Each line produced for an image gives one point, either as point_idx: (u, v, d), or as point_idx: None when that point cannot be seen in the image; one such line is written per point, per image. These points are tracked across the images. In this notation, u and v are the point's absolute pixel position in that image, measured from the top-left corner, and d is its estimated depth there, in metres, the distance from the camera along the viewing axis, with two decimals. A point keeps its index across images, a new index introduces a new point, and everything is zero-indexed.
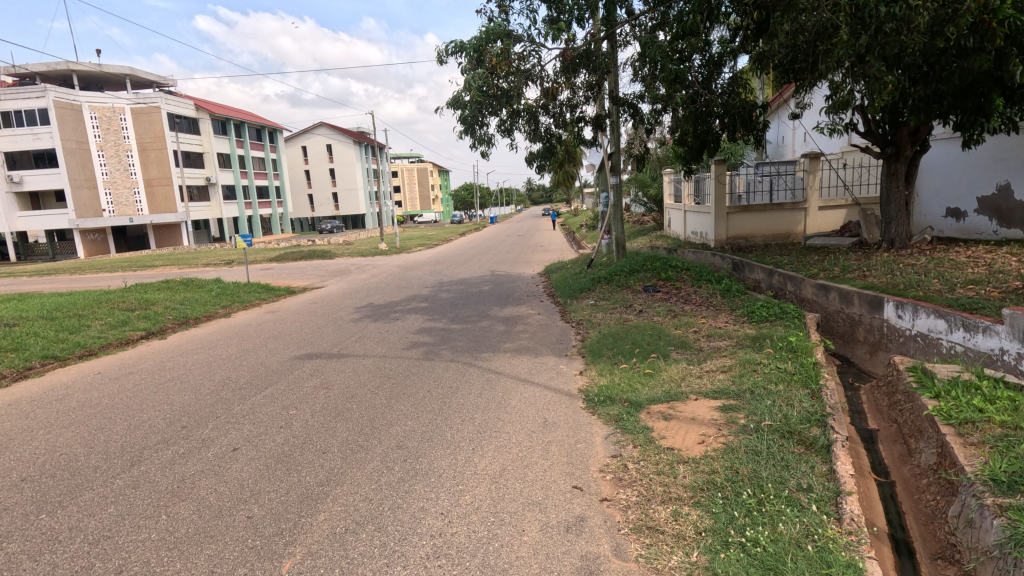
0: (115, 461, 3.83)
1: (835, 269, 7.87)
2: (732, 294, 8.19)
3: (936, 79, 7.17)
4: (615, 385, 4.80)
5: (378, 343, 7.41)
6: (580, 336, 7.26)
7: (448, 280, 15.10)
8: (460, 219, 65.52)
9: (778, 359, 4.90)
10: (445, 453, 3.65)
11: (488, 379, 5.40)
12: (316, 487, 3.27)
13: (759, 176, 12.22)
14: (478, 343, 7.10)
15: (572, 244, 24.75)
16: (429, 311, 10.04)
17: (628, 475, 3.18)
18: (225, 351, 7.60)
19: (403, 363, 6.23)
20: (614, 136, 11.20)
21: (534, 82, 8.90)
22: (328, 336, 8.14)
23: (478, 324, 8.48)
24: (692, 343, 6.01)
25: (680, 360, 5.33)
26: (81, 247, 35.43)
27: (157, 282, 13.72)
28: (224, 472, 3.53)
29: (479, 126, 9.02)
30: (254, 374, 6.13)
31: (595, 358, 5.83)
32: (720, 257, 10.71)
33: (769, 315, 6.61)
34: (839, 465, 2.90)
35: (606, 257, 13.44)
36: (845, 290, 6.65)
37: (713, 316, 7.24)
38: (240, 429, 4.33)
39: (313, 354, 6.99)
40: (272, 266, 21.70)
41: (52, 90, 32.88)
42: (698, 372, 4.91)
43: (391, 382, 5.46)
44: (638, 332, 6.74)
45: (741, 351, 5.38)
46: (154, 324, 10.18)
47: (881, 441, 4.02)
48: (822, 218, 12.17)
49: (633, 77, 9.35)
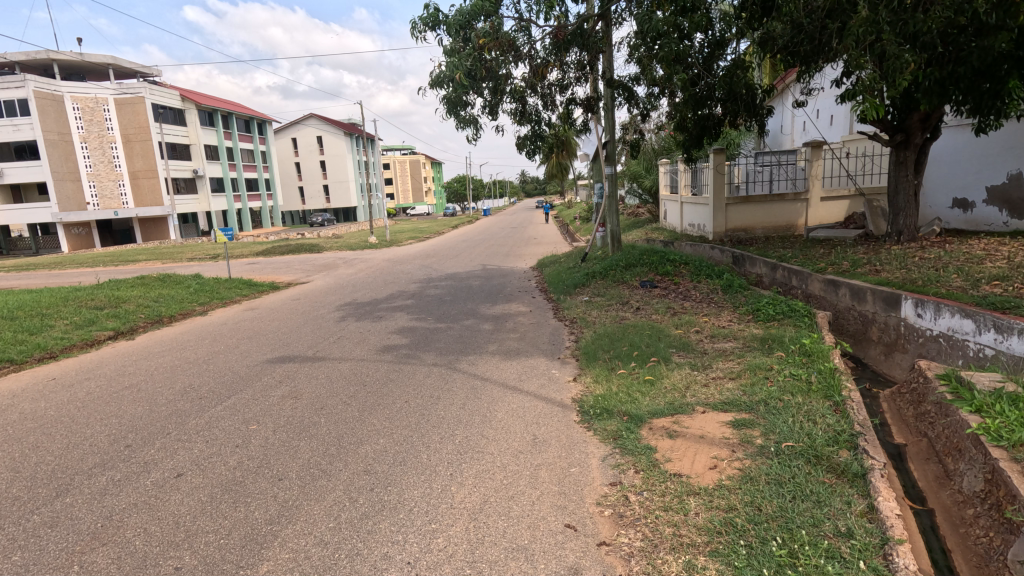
0: (39, 490, 3.33)
1: (844, 264, 7.42)
2: (734, 290, 7.78)
3: (953, 60, 6.71)
4: (612, 395, 4.33)
5: (358, 345, 6.91)
6: (574, 336, 6.78)
7: (437, 274, 14.59)
8: (453, 211, 65.03)
9: (792, 366, 4.47)
10: (419, 480, 3.18)
11: (473, 387, 4.92)
12: (264, 527, 2.78)
13: (759, 166, 11.84)
14: (465, 344, 6.61)
15: (566, 237, 24.29)
16: (415, 308, 9.54)
17: (631, 511, 2.72)
18: (193, 354, 7.07)
19: (382, 368, 5.74)
20: (608, 121, 10.70)
21: (522, 60, 8.41)
22: (305, 336, 7.61)
23: (466, 323, 7.98)
24: (694, 345, 5.56)
25: (683, 365, 4.88)
26: (64, 241, 34.60)
27: (132, 278, 13.12)
28: (160, 507, 3.04)
29: (462, 106, 8.53)
30: (219, 380, 5.61)
31: (590, 362, 5.36)
32: (720, 251, 10.24)
33: (776, 314, 6.17)
34: (881, 502, 2.43)
35: (601, 250, 12.95)
36: (857, 286, 6.21)
37: (716, 314, 6.78)
38: (191, 448, 3.83)
39: (287, 357, 6.48)
40: (258, 260, 21.08)
41: (31, 80, 31.93)
42: (704, 379, 4.46)
43: (367, 390, 4.97)
44: (636, 331, 6.28)
45: (750, 356, 4.92)
46: (124, 323, 9.63)
47: (912, 460, 3.58)
48: (824, 209, 11.75)
49: (630, 57, 8.87)
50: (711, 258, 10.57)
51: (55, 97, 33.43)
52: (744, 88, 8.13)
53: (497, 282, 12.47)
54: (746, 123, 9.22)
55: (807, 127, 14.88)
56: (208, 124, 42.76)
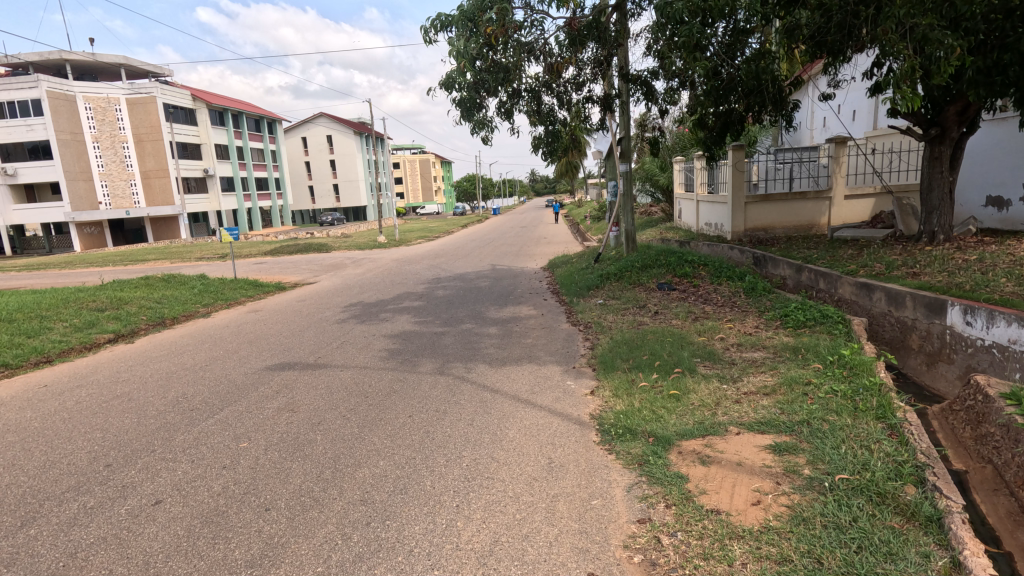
0: (3, 518, 3.03)
1: (877, 266, 6.97)
2: (757, 294, 7.38)
3: (1000, 46, 6.25)
4: (633, 413, 3.95)
5: (361, 351, 6.57)
6: (588, 342, 6.40)
7: (445, 275, 14.25)
8: (462, 210, 64.81)
9: (832, 380, 4.06)
10: (421, 514, 2.84)
11: (482, 400, 4.55)
12: (242, 571, 2.44)
13: (779, 163, 11.32)
14: (473, 351, 6.25)
15: (576, 237, 23.86)
16: (421, 311, 9.19)
17: (666, 559, 2.37)
18: (190, 359, 6.78)
19: (386, 377, 5.39)
20: (624, 118, 10.28)
21: (536, 57, 8.05)
22: (307, 341, 7.29)
23: (474, 327, 7.63)
24: (720, 354, 5.17)
25: (710, 377, 4.50)
26: (76, 241, 34.77)
27: (137, 279, 12.93)
28: (130, 542, 2.71)
29: (477, 108, 8.18)
30: (213, 390, 5.30)
31: (607, 372, 4.97)
32: (740, 251, 9.79)
33: (807, 320, 5.76)
34: (968, 556, 2.06)
35: (614, 250, 12.55)
36: (894, 290, 5.78)
37: (741, 320, 6.36)
38: (174, 470, 3.51)
39: (286, 364, 6.16)
40: (266, 260, 20.90)
41: (44, 80, 32.14)
42: (735, 395, 4.07)
43: (368, 403, 4.63)
44: (656, 338, 5.89)
45: (784, 367, 4.51)
46: (125, 325, 9.38)
47: (977, 491, 3.16)
48: (848, 208, 11.27)
49: (647, 50, 8.47)
50: (730, 258, 10.12)
51: (69, 98, 33.63)
52: (769, 80, 7.70)
53: (507, 283, 12.10)
54: (772, 117, 8.77)
55: (829, 122, 14.38)
56: (218, 124, 42.81)
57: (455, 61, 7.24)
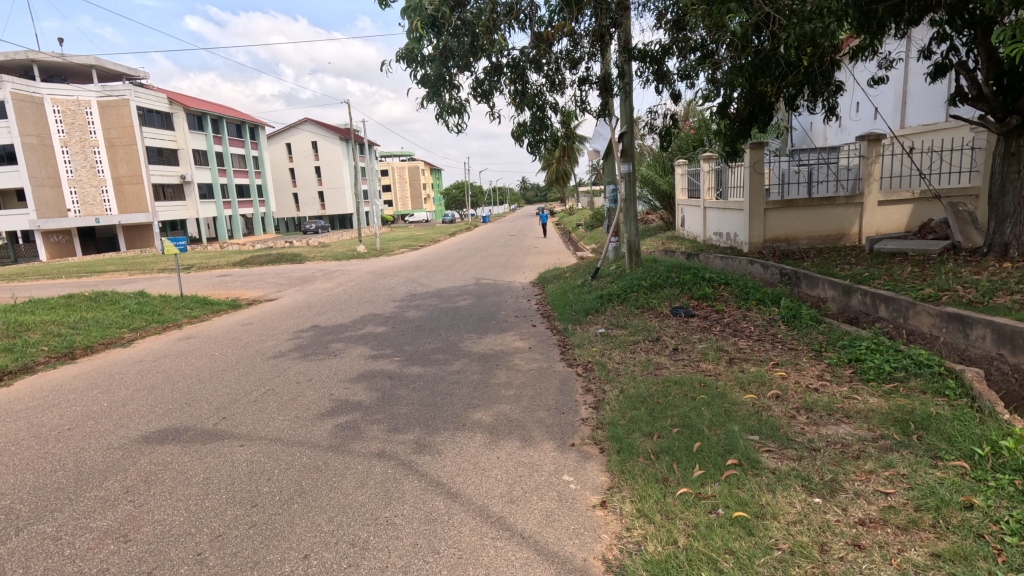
0: None
1: (962, 291, 5.37)
2: (802, 325, 5.80)
3: None
4: (680, 570, 2.28)
5: (284, 408, 4.86)
6: (590, 395, 4.78)
7: (421, 291, 12.57)
8: (451, 219, 63.48)
9: (1007, 504, 2.43)
10: None
11: (429, 521, 2.85)
12: None
13: (796, 166, 9.81)
14: (435, 410, 4.58)
15: (572, 246, 22.32)
16: (381, 341, 7.53)
17: None
18: (57, 418, 5.02)
19: (298, 463, 3.67)
20: (627, 106, 8.70)
21: (522, 24, 6.51)
22: (221, 390, 5.54)
23: (444, 369, 5.91)
24: (784, 426, 3.55)
25: (787, 480, 2.86)
26: (41, 249, 32.50)
27: (60, 298, 11.04)
28: None
29: (445, 86, 6.62)
30: (38, 485, 3.55)
31: (624, 461, 3.30)
32: (764, 266, 8.17)
33: (894, 371, 4.17)
34: None
35: (616, 264, 10.91)
36: (1008, 326, 4.17)
37: (794, 365, 4.74)
38: None
39: (176, 430, 4.45)
40: (230, 273, 18.99)
41: (8, 81, 30.03)
42: (847, 528, 2.42)
43: (248, 523, 2.91)
44: (684, 395, 4.25)
45: (905, 466, 2.86)
46: (17, 359, 7.56)
47: None
48: (882, 216, 9.67)
49: (659, 20, 6.89)
50: (752, 273, 8.51)
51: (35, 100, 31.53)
52: (812, 53, 6.13)
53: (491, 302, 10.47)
54: (808, 102, 7.24)
55: (852, 118, 12.92)
56: (197, 129, 40.84)
57: (408, 24, 5.71)
